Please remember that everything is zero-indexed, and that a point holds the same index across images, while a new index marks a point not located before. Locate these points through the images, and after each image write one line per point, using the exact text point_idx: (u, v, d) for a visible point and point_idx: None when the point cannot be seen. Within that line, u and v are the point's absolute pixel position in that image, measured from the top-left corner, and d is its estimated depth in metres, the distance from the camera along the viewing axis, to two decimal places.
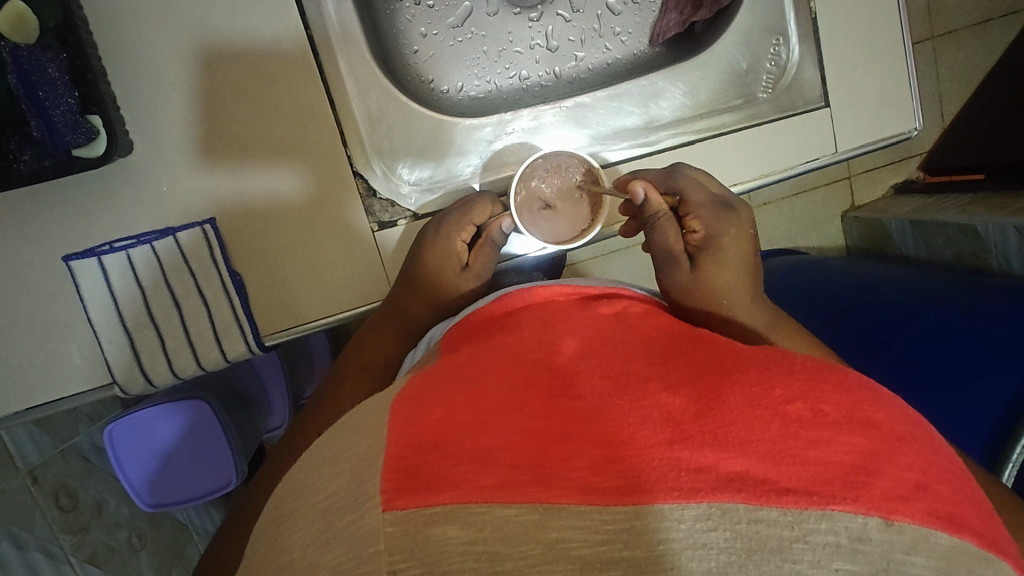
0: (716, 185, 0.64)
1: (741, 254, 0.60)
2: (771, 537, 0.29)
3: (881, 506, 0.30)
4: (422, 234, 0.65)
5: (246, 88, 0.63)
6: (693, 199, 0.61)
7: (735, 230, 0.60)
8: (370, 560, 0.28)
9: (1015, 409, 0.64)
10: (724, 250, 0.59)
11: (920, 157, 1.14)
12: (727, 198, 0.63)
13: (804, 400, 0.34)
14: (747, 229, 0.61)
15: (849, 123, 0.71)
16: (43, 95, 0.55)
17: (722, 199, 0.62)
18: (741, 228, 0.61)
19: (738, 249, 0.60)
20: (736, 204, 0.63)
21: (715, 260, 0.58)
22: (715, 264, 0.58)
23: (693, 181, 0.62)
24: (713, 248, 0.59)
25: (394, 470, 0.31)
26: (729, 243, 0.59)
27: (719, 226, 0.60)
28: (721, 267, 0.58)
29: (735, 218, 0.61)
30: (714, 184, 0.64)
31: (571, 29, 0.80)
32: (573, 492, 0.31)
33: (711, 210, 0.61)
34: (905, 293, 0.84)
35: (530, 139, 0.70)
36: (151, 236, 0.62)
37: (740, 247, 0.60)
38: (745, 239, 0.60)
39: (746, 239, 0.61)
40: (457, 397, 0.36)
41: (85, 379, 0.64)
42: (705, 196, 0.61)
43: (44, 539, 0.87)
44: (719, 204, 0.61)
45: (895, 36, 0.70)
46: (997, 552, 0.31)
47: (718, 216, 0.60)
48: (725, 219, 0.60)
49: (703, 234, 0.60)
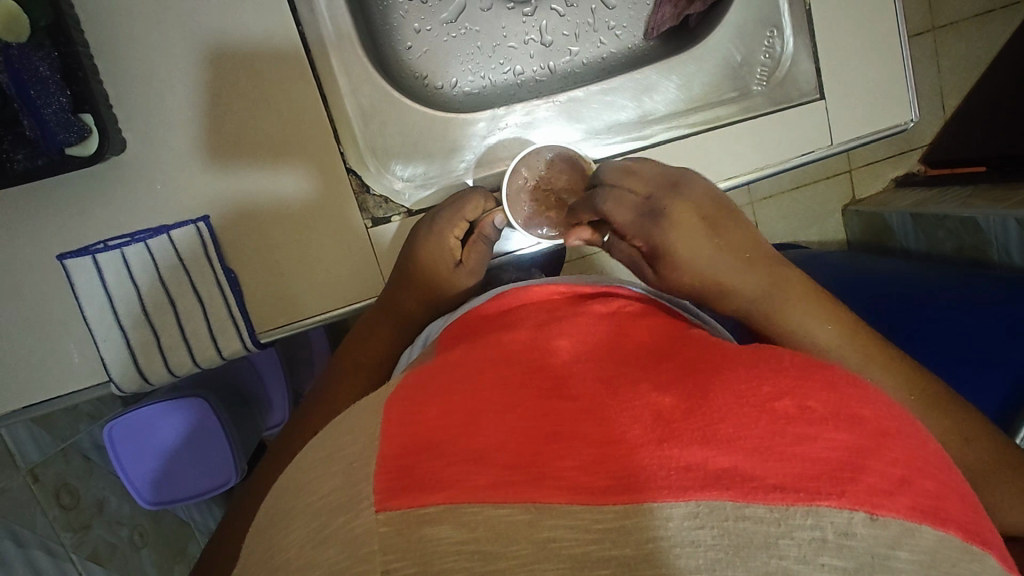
0: (641, 182, 0.55)
1: (697, 248, 0.51)
2: (758, 533, 0.29)
3: (866, 500, 0.29)
4: (415, 231, 0.65)
5: (238, 86, 0.63)
6: (620, 221, 0.55)
7: (675, 226, 0.51)
8: (362, 560, 0.28)
9: (1015, 402, 0.64)
10: (673, 257, 0.52)
11: (921, 150, 1.13)
12: (656, 195, 0.53)
13: (792, 396, 0.33)
14: (688, 218, 0.51)
15: (845, 115, 0.70)
16: (34, 94, 0.55)
17: (649, 202, 0.53)
18: (682, 222, 0.51)
19: (691, 247, 0.51)
20: (666, 196, 0.52)
21: (671, 272, 0.52)
22: (675, 275, 0.52)
23: (611, 200, 0.56)
24: (662, 259, 0.52)
25: (386, 471, 0.31)
26: (674, 247, 0.51)
27: (651, 237, 0.53)
28: (681, 274, 0.52)
29: (666, 219, 0.51)
30: (640, 182, 0.55)
31: (566, 23, 0.79)
32: (563, 491, 0.30)
33: (638, 224, 0.53)
34: (906, 287, 0.83)
35: (524, 134, 0.70)
36: (145, 234, 0.62)
37: (691, 241, 0.51)
38: (692, 229, 0.51)
39: (695, 229, 0.51)
40: (448, 397, 0.36)
41: (82, 378, 0.64)
42: (626, 215, 0.55)
43: (47, 537, 0.88)
44: (647, 212, 0.53)
45: (891, 28, 0.69)
46: (980, 544, 0.31)
47: (648, 225, 0.53)
48: (656, 222, 0.52)
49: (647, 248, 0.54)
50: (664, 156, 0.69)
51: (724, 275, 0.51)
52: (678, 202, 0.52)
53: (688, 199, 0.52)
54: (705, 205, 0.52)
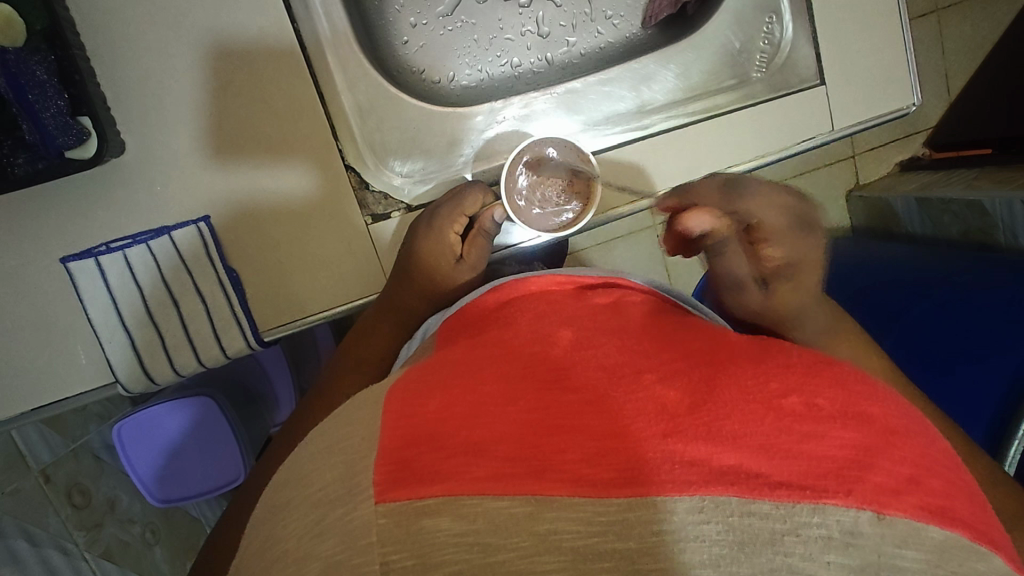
0: (778, 191, 0.52)
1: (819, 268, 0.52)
2: (763, 530, 0.29)
3: (874, 499, 0.29)
4: (414, 227, 0.65)
5: (234, 84, 0.63)
6: (768, 225, 0.50)
7: (811, 256, 0.50)
8: (363, 552, 0.28)
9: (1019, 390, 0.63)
10: (806, 273, 0.50)
11: (926, 134, 1.11)
12: (809, 208, 0.52)
13: (800, 394, 0.33)
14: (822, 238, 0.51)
15: (847, 101, 0.69)
16: (33, 97, 0.55)
17: (799, 213, 0.51)
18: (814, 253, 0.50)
19: (816, 265, 0.51)
20: (806, 211, 0.51)
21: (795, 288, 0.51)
22: (792, 292, 0.50)
23: (764, 199, 0.50)
24: (790, 277, 0.50)
25: (385, 463, 0.31)
26: (807, 264, 0.50)
27: (798, 248, 0.50)
28: (796, 292, 0.51)
29: (814, 234, 0.51)
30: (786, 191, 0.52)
31: (562, 14, 0.78)
32: (565, 484, 0.30)
33: (785, 230, 0.50)
34: (912, 272, 0.82)
35: (522, 127, 0.70)
36: (146, 236, 0.62)
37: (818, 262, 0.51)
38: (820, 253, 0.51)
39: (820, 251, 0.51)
40: (451, 389, 0.36)
41: (89, 380, 0.65)
42: (777, 218, 0.50)
43: (59, 535, 0.89)
44: (795, 221, 0.50)
45: (891, 11, 0.68)
46: (989, 545, 0.31)
47: (802, 240, 0.50)
48: (796, 243, 0.50)
49: (783, 258, 0.50)
50: (663, 146, 0.68)
51: (812, 307, 0.52)
52: (819, 223, 0.52)
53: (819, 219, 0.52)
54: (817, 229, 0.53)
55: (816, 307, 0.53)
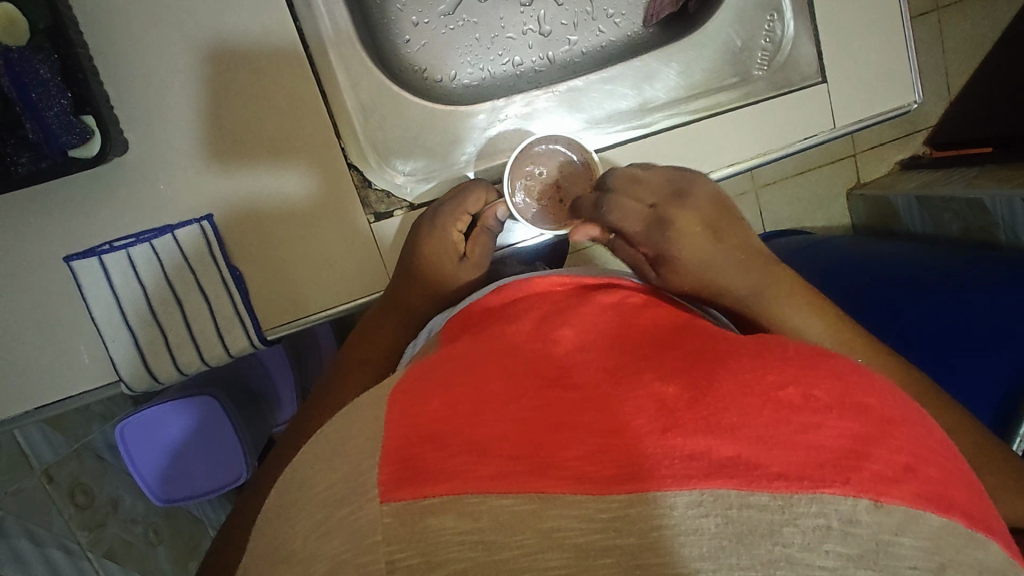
0: (646, 191, 0.55)
1: (707, 253, 0.52)
2: (762, 522, 0.29)
3: (871, 488, 0.29)
4: (418, 225, 0.65)
5: (236, 83, 0.63)
6: (627, 229, 0.55)
7: (682, 238, 0.52)
8: (369, 550, 0.28)
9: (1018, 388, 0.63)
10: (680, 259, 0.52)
11: (926, 132, 1.12)
12: (662, 204, 0.54)
13: (796, 385, 0.33)
14: (694, 227, 0.52)
15: (849, 98, 0.70)
16: (37, 96, 0.56)
17: (654, 212, 0.54)
18: (687, 230, 0.52)
19: (698, 255, 0.52)
20: (671, 206, 0.53)
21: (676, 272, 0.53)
22: (676, 278, 0.53)
23: (619, 208, 0.55)
24: (668, 262, 0.53)
25: (389, 463, 0.31)
26: (682, 254, 0.52)
27: (665, 242, 0.52)
28: (685, 275, 0.53)
29: (675, 227, 0.52)
30: (642, 190, 0.55)
31: (564, 12, 0.78)
32: (568, 481, 0.30)
33: (644, 231, 0.54)
34: (913, 270, 0.82)
35: (524, 125, 0.70)
36: (149, 235, 0.62)
37: (701, 249, 0.52)
38: (704, 241, 0.52)
39: (701, 240, 0.52)
40: (452, 388, 0.36)
41: (93, 379, 0.65)
42: (633, 222, 0.54)
43: (62, 535, 0.89)
44: (655, 220, 0.53)
45: (893, 8, 0.68)
46: (987, 532, 0.31)
47: (655, 233, 0.53)
48: (663, 233, 0.52)
49: (653, 253, 0.54)
50: (665, 144, 0.68)
51: (726, 272, 0.52)
52: (686, 211, 0.53)
53: (696, 210, 0.53)
54: (711, 214, 0.53)
55: (732, 270, 0.52)
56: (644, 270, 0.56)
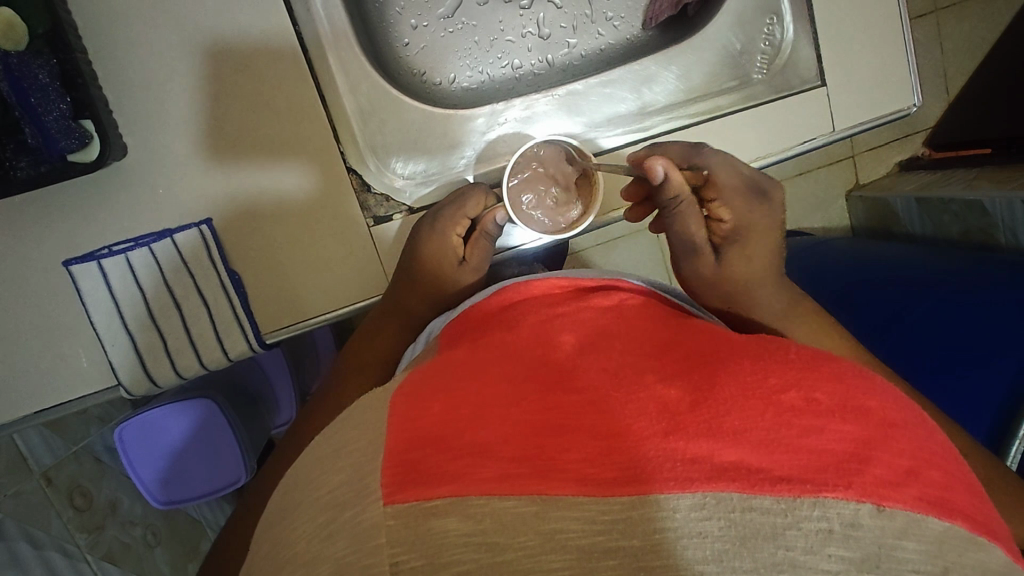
0: (747, 163, 0.60)
1: (769, 245, 0.59)
2: (764, 525, 0.29)
3: (873, 492, 0.29)
4: (417, 229, 0.65)
5: (235, 87, 0.63)
6: (722, 184, 0.57)
7: (763, 221, 0.59)
8: (372, 553, 0.28)
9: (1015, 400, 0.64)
10: (749, 241, 0.58)
11: (925, 134, 1.12)
12: (759, 180, 0.59)
13: (799, 389, 0.33)
14: (775, 216, 0.60)
15: (848, 101, 0.70)
16: (36, 100, 0.55)
17: (752, 184, 0.58)
18: (768, 219, 0.59)
19: (764, 246, 0.59)
20: (767, 187, 0.60)
21: (741, 254, 0.58)
22: (739, 260, 0.58)
23: (721, 160, 0.58)
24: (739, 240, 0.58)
25: (392, 465, 0.31)
26: (756, 238, 0.58)
27: (750, 216, 0.58)
28: (745, 262, 0.58)
29: (764, 207, 0.59)
30: (743, 161, 0.59)
31: (563, 15, 0.79)
32: (570, 484, 0.30)
33: (740, 195, 0.58)
34: (913, 272, 0.82)
35: (523, 129, 0.70)
36: (149, 239, 0.62)
37: (766, 243, 0.59)
38: (772, 235, 0.59)
39: (771, 232, 0.60)
40: (454, 391, 0.36)
41: (91, 382, 0.65)
42: (735, 181, 0.57)
43: (61, 538, 0.89)
44: (753, 191, 0.58)
45: (893, 12, 0.68)
46: (988, 535, 0.31)
47: (751, 205, 0.58)
48: (755, 208, 0.58)
49: (732, 226, 0.58)
50: None
51: (770, 272, 0.59)
52: (774, 194, 0.60)
53: (776, 204, 0.60)
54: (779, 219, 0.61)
55: (774, 277, 0.59)
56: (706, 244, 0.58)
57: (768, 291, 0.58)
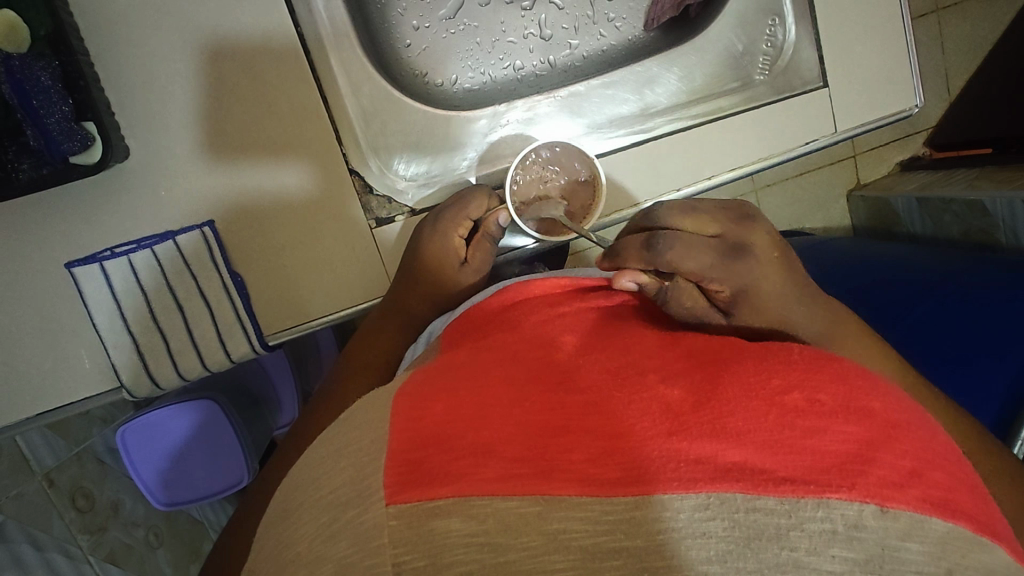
0: (709, 219, 0.47)
1: (781, 279, 0.47)
2: (768, 525, 0.29)
3: (877, 493, 0.29)
4: (418, 231, 0.65)
5: (238, 89, 0.63)
6: (694, 271, 0.45)
7: (762, 264, 0.46)
8: (375, 553, 0.28)
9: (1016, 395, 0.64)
10: (762, 290, 0.47)
11: (926, 134, 1.12)
12: (730, 232, 0.47)
13: (801, 390, 0.33)
14: (769, 251, 0.47)
15: (849, 102, 0.70)
16: (38, 103, 0.55)
17: (726, 243, 0.46)
18: (765, 258, 0.47)
19: (774, 287, 0.47)
20: (744, 231, 0.47)
21: (756, 308, 0.47)
22: (756, 315, 0.47)
23: (683, 245, 0.44)
24: (748, 296, 0.46)
25: (394, 465, 0.31)
26: (760, 284, 0.47)
27: (743, 274, 0.46)
28: (761, 312, 0.47)
29: (753, 255, 0.46)
30: (704, 222, 0.47)
31: (565, 17, 0.79)
32: (572, 484, 0.30)
33: (720, 266, 0.45)
34: (914, 272, 0.82)
35: (525, 130, 0.70)
36: (151, 241, 0.62)
37: (776, 279, 0.47)
38: (778, 266, 0.47)
39: (775, 265, 0.47)
40: (456, 392, 0.36)
41: (93, 384, 0.65)
42: (704, 258, 0.45)
43: (63, 540, 0.89)
44: (729, 249, 0.46)
45: (894, 12, 0.68)
46: (991, 536, 0.31)
47: (736, 265, 0.45)
48: (742, 261, 0.46)
49: (730, 290, 0.46)
50: (666, 149, 0.69)
51: (794, 308, 0.48)
52: (757, 234, 0.47)
53: (767, 233, 0.48)
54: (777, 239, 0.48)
55: (800, 307, 0.48)
56: (711, 313, 0.48)
57: (802, 317, 0.47)
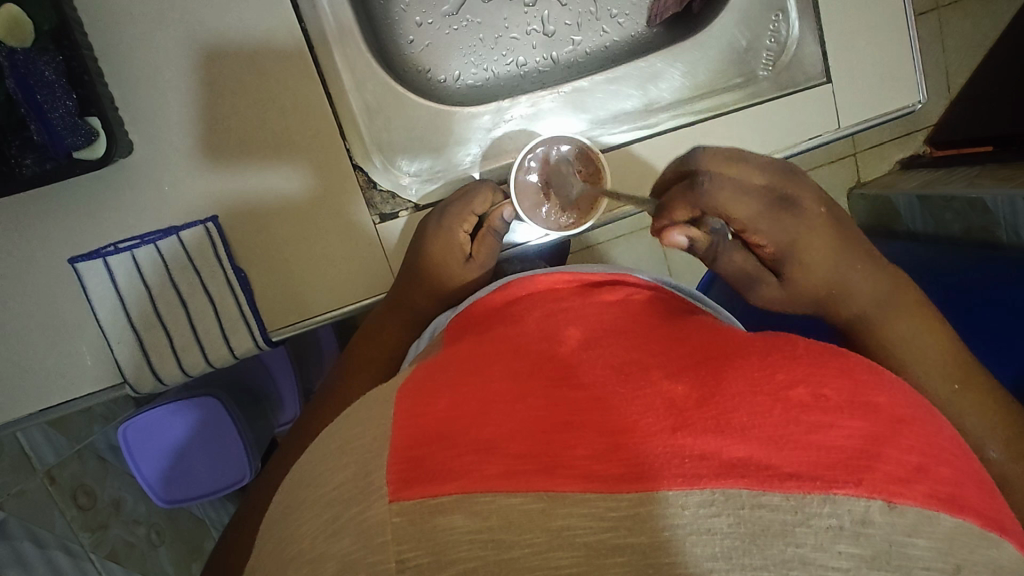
0: (759, 171, 0.52)
1: (830, 241, 0.52)
2: (773, 522, 0.29)
3: (883, 489, 0.30)
4: (424, 225, 0.66)
5: (242, 84, 0.63)
6: (740, 218, 0.51)
7: (807, 223, 0.51)
8: (379, 550, 0.28)
9: None
10: (809, 250, 0.52)
11: (927, 131, 1.12)
12: (778, 185, 0.52)
13: (807, 385, 0.33)
14: (815, 210, 0.52)
15: (852, 99, 0.70)
16: (42, 98, 0.55)
17: (775, 194, 0.51)
18: (811, 217, 0.52)
19: (824, 244, 0.52)
20: (789, 187, 0.52)
21: (803, 267, 0.52)
22: (808, 271, 0.52)
23: (730, 193, 0.50)
24: (794, 255, 0.52)
25: (398, 462, 0.31)
26: (809, 241, 0.52)
27: (790, 231, 0.51)
28: (813, 270, 0.52)
29: (801, 211, 0.52)
30: (755, 172, 0.52)
31: (568, 13, 0.78)
32: (576, 480, 0.31)
33: (766, 217, 0.51)
34: (916, 270, 0.82)
35: (529, 126, 0.70)
36: (155, 236, 0.62)
37: (825, 237, 0.52)
38: (824, 225, 0.52)
39: (823, 225, 0.52)
40: (460, 387, 0.36)
41: (96, 380, 0.65)
42: (752, 208, 0.51)
43: (65, 536, 0.89)
44: (777, 202, 0.51)
45: (897, 8, 0.68)
46: (998, 531, 0.31)
47: (780, 220, 0.51)
48: (786, 216, 0.51)
49: (775, 246, 0.52)
50: (668, 145, 0.69)
51: (852, 274, 0.52)
52: (804, 192, 0.52)
53: (812, 189, 0.53)
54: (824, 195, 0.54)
55: (862, 262, 0.53)
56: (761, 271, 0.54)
57: (864, 274, 0.53)
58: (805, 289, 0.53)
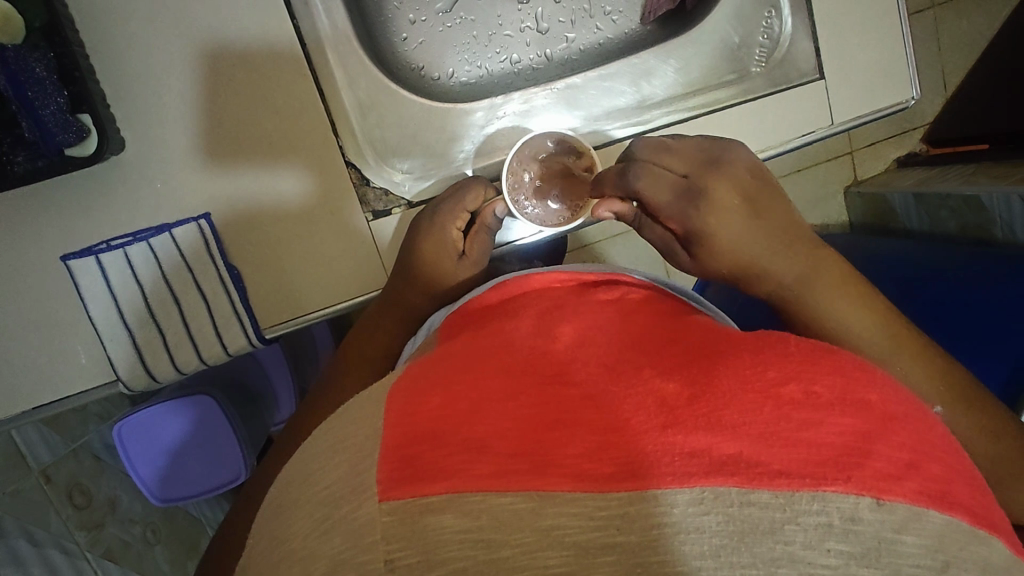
0: (680, 161, 0.56)
1: (744, 231, 0.54)
2: (763, 519, 0.29)
3: (873, 486, 0.30)
4: (416, 223, 0.65)
5: (234, 81, 0.63)
6: (653, 199, 0.56)
7: (716, 211, 0.54)
8: (368, 549, 0.28)
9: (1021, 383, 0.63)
10: (716, 236, 0.54)
11: (922, 129, 1.12)
12: (698, 176, 0.55)
13: (798, 382, 0.33)
14: (732, 201, 0.54)
15: (846, 95, 0.70)
16: (33, 94, 0.55)
17: (687, 181, 0.55)
18: (725, 206, 0.54)
19: (734, 230, 0.54)
20: (708, 178, 0.55)
21: (708, 249, 0.55)
22: (712, 253, 0.55)
23: (647, 178, 0.56)
24: (702, 239, 0.55)
25: (389, 460, 0.31)
26: (717, 226, 0.54)
27: (698, 217, 0.54)
28: (720, 250, 0.55)
29: (711, 202, 0.54)
30: (676, 162, 0.56)
31: (561, 10, 0.78)
32: (567, 479, 0.30)
33: (676, 201, 0.55)
34: (911, 266, 0.82)
35: (522, 122, 0.70)
36: (148, 233, 0.62)
37: (740, 226, 0.54)
38: (739, 216, 0.54)
39: (740, 215, 0.54)
40: (452, 386, 0.36)
41: (90, 378, 0.65)
42: (662, 192, 0.55)
43: (60, 535, 0.89)
44: (688, 190, 0.55)
45: (891, 6, 0.68)
46: (987, 528, 0.31)
47: (687, 206, 0.55)
48: (697, 203, 0.54)
49: (684, 228, 0.56)
50: None
51: (768, 254, 0.54)
52: (721, 181, 0.54)
53: (732, 181, 0.55)
54: (748, 187, 0.55)
55: (773, 249, 0.54)
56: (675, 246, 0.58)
57: (772, 261, 0.54)
58: (714, 265, 0.56)
